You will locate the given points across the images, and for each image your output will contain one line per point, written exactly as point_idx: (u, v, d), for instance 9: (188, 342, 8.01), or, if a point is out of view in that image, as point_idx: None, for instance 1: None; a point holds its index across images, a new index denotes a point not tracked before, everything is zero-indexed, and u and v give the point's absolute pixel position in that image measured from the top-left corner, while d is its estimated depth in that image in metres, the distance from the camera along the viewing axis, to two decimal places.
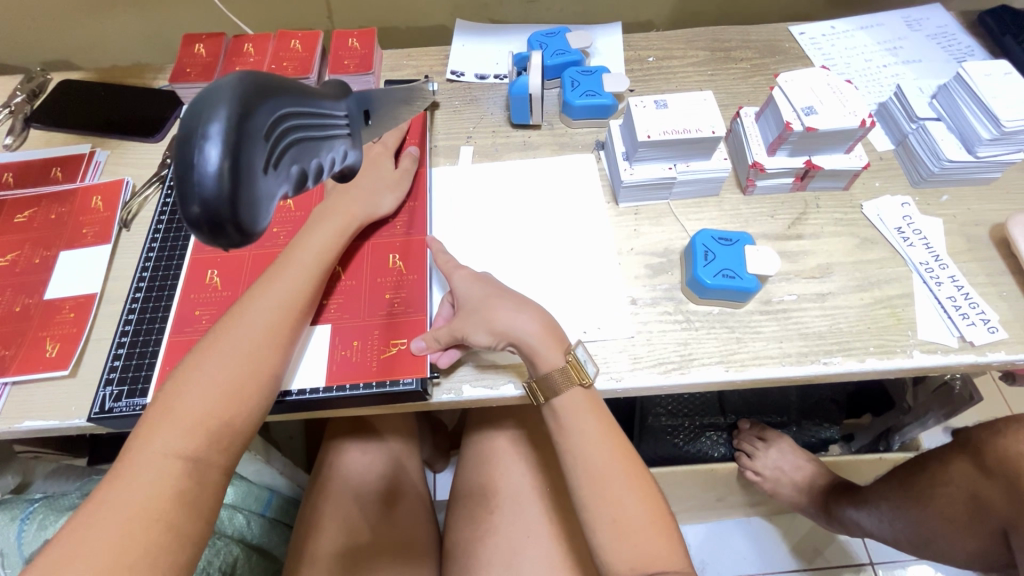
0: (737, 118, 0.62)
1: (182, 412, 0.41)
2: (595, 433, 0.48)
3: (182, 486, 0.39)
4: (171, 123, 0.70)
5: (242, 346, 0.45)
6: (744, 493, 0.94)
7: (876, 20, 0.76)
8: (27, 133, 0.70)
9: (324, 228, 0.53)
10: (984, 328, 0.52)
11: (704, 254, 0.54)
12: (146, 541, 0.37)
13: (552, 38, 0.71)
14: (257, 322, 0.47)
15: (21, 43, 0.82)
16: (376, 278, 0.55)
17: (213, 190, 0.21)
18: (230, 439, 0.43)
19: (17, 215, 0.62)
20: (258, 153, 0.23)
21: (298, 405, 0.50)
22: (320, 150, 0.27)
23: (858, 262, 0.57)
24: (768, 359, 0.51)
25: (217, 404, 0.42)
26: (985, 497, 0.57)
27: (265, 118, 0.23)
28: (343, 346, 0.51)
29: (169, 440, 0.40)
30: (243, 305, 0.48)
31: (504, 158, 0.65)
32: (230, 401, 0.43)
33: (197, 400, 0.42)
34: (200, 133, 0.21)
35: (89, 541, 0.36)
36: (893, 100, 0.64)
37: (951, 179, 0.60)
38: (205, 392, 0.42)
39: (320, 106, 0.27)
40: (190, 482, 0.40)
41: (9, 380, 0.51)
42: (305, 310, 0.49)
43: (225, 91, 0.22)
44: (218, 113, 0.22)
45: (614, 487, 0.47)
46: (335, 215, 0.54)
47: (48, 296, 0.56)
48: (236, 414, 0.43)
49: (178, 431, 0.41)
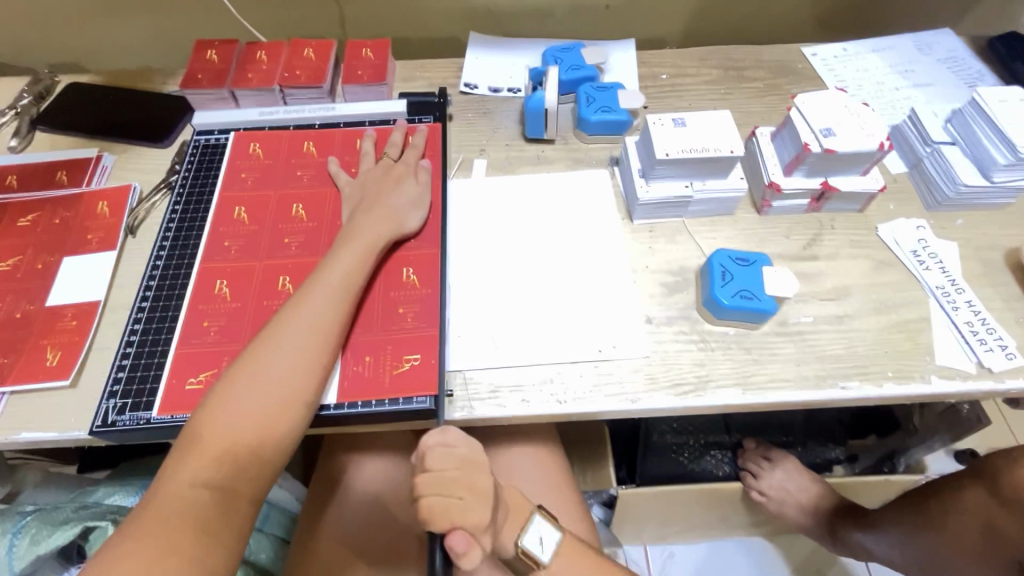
0: (752, 136, 0.62)
1: (211, 441, 0.42)
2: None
3: (207, 514, 0.39)
4: (180, 129, 0.69)
5: (275, 370, 0.45)
6: (748, 513, 0.93)
7: (888, 43, 0.77)
8: (33, 136, 0.69)
9: (351, 249, 0.52)
10: (1001, 354, 0.52)
11: (721, 274, 0.53)
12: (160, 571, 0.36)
13: (567, 54, 0.71)
14: (286, 346, 0.46)
15: (30, 44, 0.82)
16: (391, 293, 0.54)
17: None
18: (256, 467, 0.42)
19: (20, 219, 0.61)
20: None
21: (323, 422, 0.49)
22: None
23: (875, 284, 0.57)
24: (786, 382, 0.51)
25: (245, 434, 0.42)
26: (999, 524, 0.55)
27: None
28: (356, 361, 0.50)
29: (196, 468, 0.40)
30: (271, 329, 0.47)
31: (517, 172, 0.65)
32: (259, 426, 0.43)
33: (225, 429, 0.42)
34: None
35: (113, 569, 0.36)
36: (907, 123, 0.65)
37: (965, 203, 0.60)
38: (234, 420, 0.42)
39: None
40: (216, 510, 0.40)
41: (8, 388, 0.50)
42: (337, 331, 0.48)
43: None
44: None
45: None
46: (361, 235, 0.54)
47: (50, 303, 0.55)
48: (265, 440, 0.43)
49: (204, 459, 0.41)
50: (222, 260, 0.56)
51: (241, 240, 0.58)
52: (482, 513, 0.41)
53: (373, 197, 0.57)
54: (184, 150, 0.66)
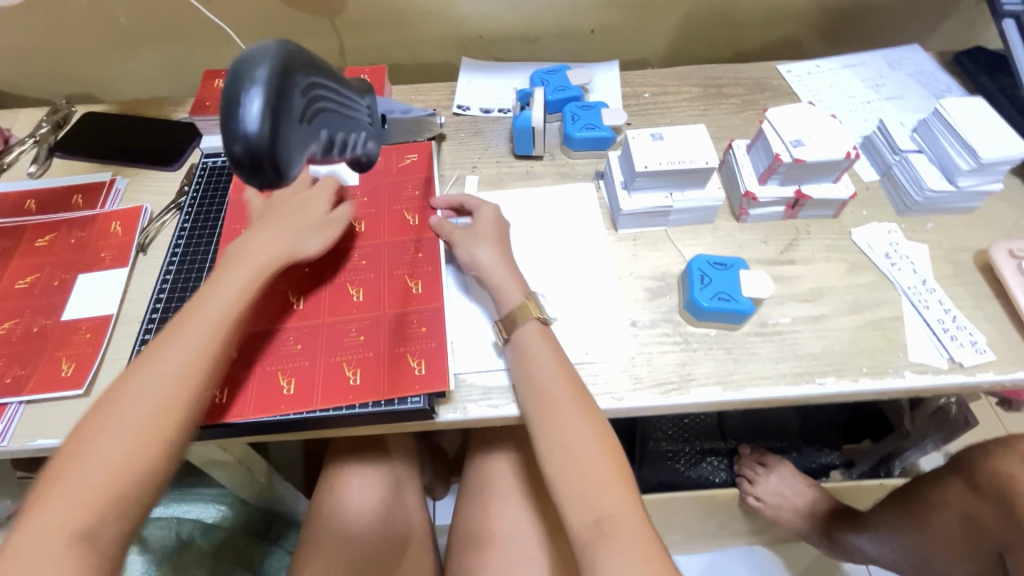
0: (729, 149, 0.66)
1: (117, 432, 0.44)
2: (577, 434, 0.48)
3: (98, 504, 0.41)
4: (189, 153, 0.73)
5: (175, 366, 0.46)
6: (746, 520, 0.94)
7: (859, 60, 0.81)
8: (50, 162, 0.73)
9: (256, 250, 0.54)
10: (972, 349, 0.54)
11: (700, 278, 0.56)
12: (90, 519, 0.41)
13: (553, 76, 0.75)
14: (205, 319, 0.49)
15: (50, 79, 0.87)
16: (396, 270, 0.58)
17: (255, 135, 0.34)
18: (147, 459, 0.43)
19: (38, 240, 0.64)
20: (287, 112, 0.35)
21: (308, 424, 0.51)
22: (339, 124, 0.42)
23: (850, 285, 0.59)
24: (765, 380, 0.53)
25: (140, 428, 0.44)
26: (979, 516, 0.57)
27: (300, 80, 0.36)
28: (360, 347, 0.53)
29: (88, 465, 0.42)
30: (189, 308, 0.50)
31: (507, 188, 0.68)
32: (175, 401, 0.46)
33: (124, 425, 0.44)
34: (249, 83, 0.34)
35: (48, 517, 0.41)
36: (877, 134, 0.68)
37: (934, 207, 0.63)
38: (138, 415, 0.44)
39: (344, 90, 0.42)
40: (105, 502, 0.42)
41: (25, 398, 0.53)
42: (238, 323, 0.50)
43: (268, 58, 0.35)
44: (263, 68, 0.34)
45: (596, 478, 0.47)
46: (284, 229, 0.56)
47: (65, 318, 0.58)
48: (158, 431, 0.44)
49: (100, 454, 0.43)
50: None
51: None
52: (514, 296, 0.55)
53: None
54: (192, 172, 0.70)
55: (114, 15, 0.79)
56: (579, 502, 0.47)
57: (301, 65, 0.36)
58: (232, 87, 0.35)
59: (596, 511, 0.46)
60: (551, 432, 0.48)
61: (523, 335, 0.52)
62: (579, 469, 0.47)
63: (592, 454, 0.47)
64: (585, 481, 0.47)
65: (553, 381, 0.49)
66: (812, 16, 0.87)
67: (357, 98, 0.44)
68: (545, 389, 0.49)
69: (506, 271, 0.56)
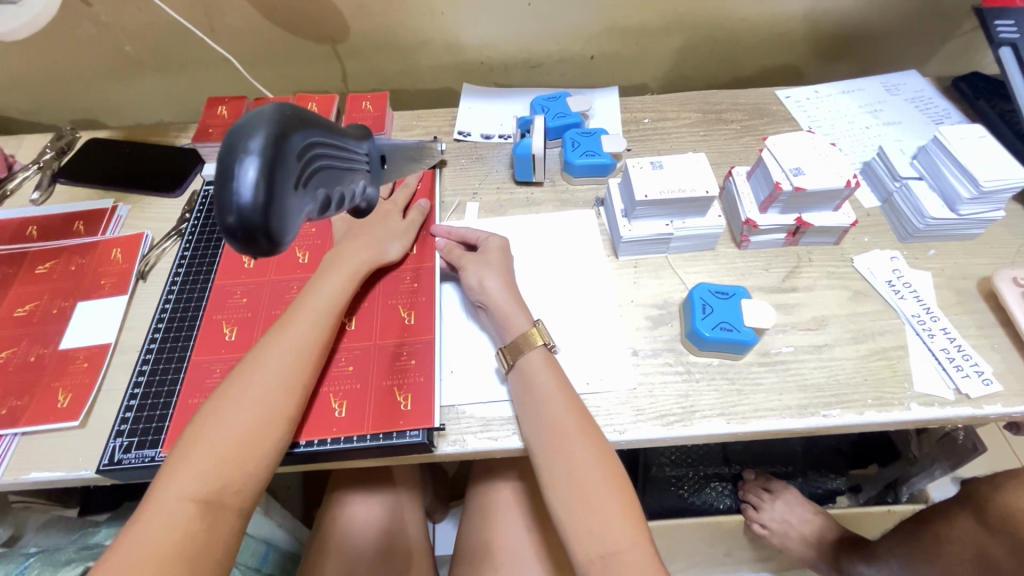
0: (730, 176, 0.66)
1: (205, 449, 0.43)
2: (584, 464, 0.47)
3: (194, 527, 0.41)
4: (192, 179, 0.73)
5: (259, 388, 0.47)
6: (752, 548, 0.92)
7: (857, 85, 0.82)
8: (54, 188, 0.74)
9: (337, 274, 0.55)
10: (978, 380, 0.54)
11: (702, 307, 0.56)
12: (186, 536, 0.40)
13: (553, 102, 0.76)
14: (288, 343, 0.49)
15: (57, 104, 0.88)
16: (389, 300, 0.59)
17: (248, 206, 0.29)
18: (239, 479, 0.43)
19: (38, 266, 0.64)
20: (284, 177, 0.30)
21: (305, 458, 0.50)
22: (343, 180, 0.37)
23: (854, 313, 0.59)
24: (769, 412, 0.52)
25: (230, 447, 0.44)
26: (991, 552, 0.56)
27: (298, 142, 0.32)
28: (349, 380, 0.53)
29: (183, 482, 0.42)
30: (274, 331, 0.51)
31: (508, 214, 0.68)
32: (270, 416, 0.46)
33: (210, 446, 0.43)
34: (242, 150, 0.29)
35: (146, 534, 0.40)
36: (876, 161, 0.68)
37: (936, 234, 0.63)
38: (224, 433, 0.44)
39: (347, 142, 0.38)
40: (203, 527, 0.41)
41: (20, 430, 0.52)
42: (317, 352, 0.50)
43: (264, 120, 0.30)
44: (257, 133, 0.30)
45: (605, 512, 0.45)
46: (346, 261, 0.57)
47: (63, 346, 0.58)
48: (249, 454, 0.44)
49: (195, 470, 0.42)
50: (235, 277, 0.61)
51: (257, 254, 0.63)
52: (519, 322, 0.54)
53: (360, 226, 0.61)
54: (193, 199, 0.70)
55: (121, 43, 0.81)
56: (584, 536, 0.45)
57: (301, 126, 0.32)
58: (224, 155, 0.30)
59: (602, 545, 0.44)
60: (555, 462, 0.47)
61: (529, 362, 0.52)
62: (586, 501, 0.46)
63: (600, 486, 0.46)
64: (592, 516, 0.45)
65: (560, 411, 0.49)
66: (809, 43, 0.88)
67: (358, 146, 0.40)
68: (552, 420, 0.49)
69: (511, 299, 0.56)
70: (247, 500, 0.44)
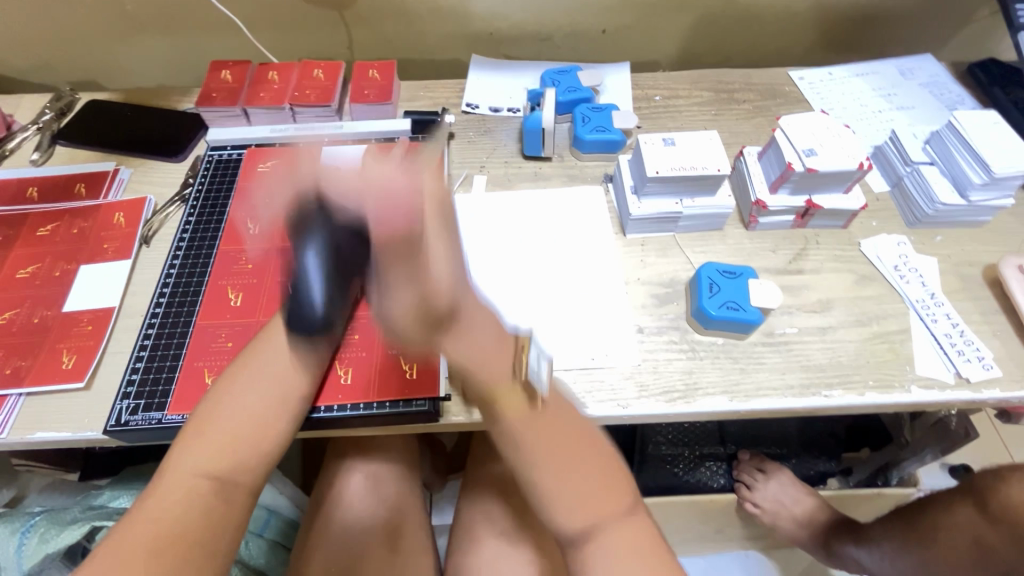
0: (740, 156, 0.65)
1: (220, 425, 0.44)
2: (557, 459, 0.43)
3: (210, 501, 0.41)
4: (195, 143, 0.72)
5: (273, 367, 0.47)
6: (744, 526, 0.94)
7: (872, 68, 0.80)
8: (54, 150, 0.72)
9: None
10: (979, 365, 0.54)
11: (708, 286, 0.56)
12: (204, 509, 0.41)
13: (564, 76, 0.74)
14: None
15: (54, 64, 0.86)
16: None
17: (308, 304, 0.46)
18: (253, 455, 0.44)
19: (40, 228, 0.64)
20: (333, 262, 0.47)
21: (314, 426, 0.50)
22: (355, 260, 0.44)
23: (858, 297, 0.59)
24: (771, 391, 0.53)
25: (246, 423, 0.44)
26: (989, 539, 0.57)
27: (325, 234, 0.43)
28: (356, 351, 0.53)
29: (198, 458, 0.42)
30: None
31: (516, 188, 0.68)
32: (283, 392, 0.46)
33: (224, 423, 0.44)
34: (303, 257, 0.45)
35: (162, 507, 0.40)
36: (888, 145, 0.68)
37: (944, 220, 0.63)
38: (240, 410, 0.45)
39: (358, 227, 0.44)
40: (219, 500, 0.42)
41: (25, 390, 0.52)
42: (329, 330, 0.50)
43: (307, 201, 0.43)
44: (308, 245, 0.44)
45: (590, 496, 0.43)
46: None
47: (67, 309, 0.57)
48: (264, 430, 0.45)
49: (208, 447, 0.43)
50: (240, 243, 0.61)
51: (262, 220, 0.63)
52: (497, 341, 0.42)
53: None
54: (198, 164, 0.69)
55: (121, 2, 0.78)
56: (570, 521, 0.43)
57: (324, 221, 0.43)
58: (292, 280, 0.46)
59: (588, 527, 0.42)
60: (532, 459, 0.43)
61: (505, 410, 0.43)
62: (570, 494, 0.43)
63: (581, 475, 0.43)
64: (588, 497, 0.43)
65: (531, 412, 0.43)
66: (825, 24, 0.86)
67: None
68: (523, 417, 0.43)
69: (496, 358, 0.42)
70: (258, 476, 0.45)
